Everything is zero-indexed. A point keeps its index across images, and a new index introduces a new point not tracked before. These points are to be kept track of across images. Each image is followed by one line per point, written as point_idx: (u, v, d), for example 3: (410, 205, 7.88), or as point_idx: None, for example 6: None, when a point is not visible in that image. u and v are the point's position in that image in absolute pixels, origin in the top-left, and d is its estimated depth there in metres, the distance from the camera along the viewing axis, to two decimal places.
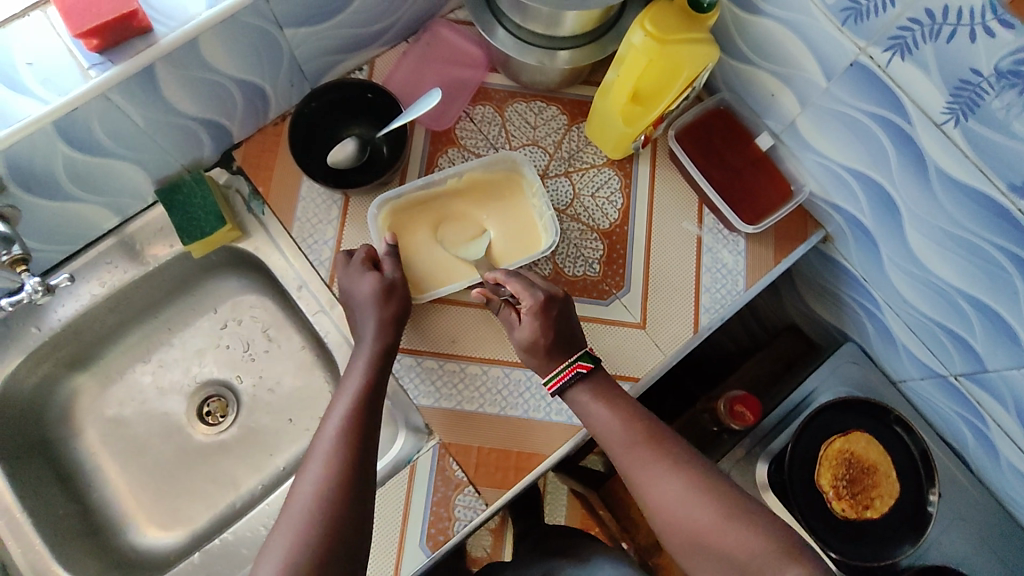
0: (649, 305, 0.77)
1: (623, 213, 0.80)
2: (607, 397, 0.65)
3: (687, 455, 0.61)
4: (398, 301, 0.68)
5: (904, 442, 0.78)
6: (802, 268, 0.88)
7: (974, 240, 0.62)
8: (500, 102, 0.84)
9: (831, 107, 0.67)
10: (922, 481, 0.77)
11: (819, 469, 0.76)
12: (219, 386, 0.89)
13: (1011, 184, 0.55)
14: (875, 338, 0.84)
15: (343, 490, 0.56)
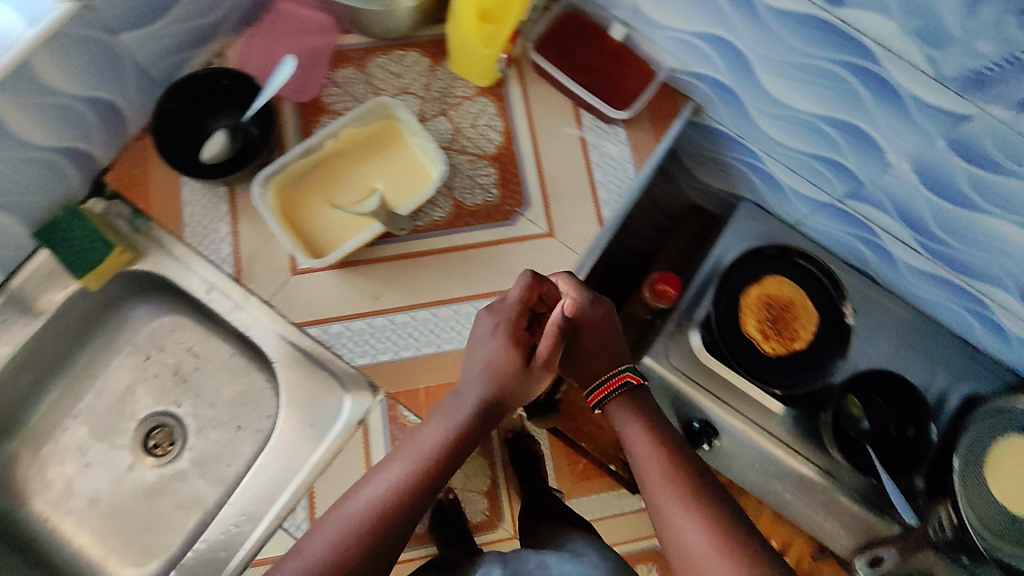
0: (552, 212, 0.79)
1: (505, 134, 0.81)
2: (648, 419, 0.66)
3: (728, 518, 0.58)
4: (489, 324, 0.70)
5: (810, 274, 0.85)
6: (685, 146, 0.93)
7: (817, 62, 0.67)
8: (360, 61, 0.84)
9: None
10: (835, 298, 0.83)
11: (744, 317, 0.82)
12: (160, 416, 0.85)
13: None
14: (765, 190, 0.91)
15: (402, 500, 0.59)
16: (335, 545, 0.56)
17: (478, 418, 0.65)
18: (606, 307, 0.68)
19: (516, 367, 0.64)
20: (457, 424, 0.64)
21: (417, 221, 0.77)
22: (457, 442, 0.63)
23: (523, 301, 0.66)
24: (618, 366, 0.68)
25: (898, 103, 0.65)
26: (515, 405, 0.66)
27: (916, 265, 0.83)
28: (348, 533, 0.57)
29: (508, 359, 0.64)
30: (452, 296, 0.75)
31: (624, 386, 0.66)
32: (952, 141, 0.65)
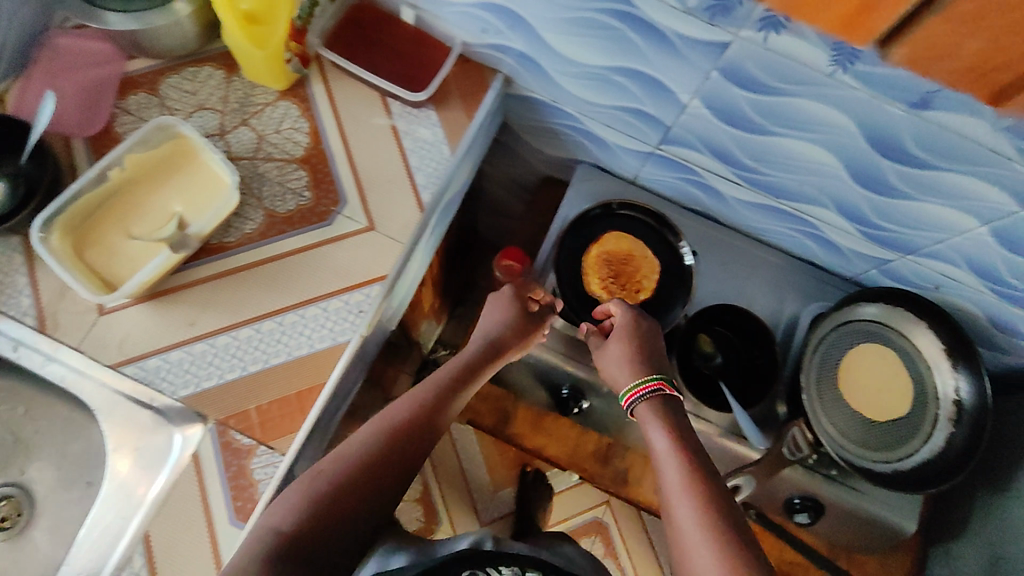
0: (370, 205, 0.76)
1: (312, 135, 0.78)
2: (669, 423, 0.60)
3: (726, 514, 0.51)
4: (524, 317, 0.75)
5: (646, 224, 0.86)
6: (513, 119, 0.91)
7: (583, 13, 0.66)
8: (151, 84, 0.78)
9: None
10: (671, 239, 0.85)
11: (585, 276, 0.84)
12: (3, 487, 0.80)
13: None
14: (597, 151, 0.90)
15: (365, 474, 0.54)
16: (375, 447, 0.56)
17: (469, 359, 0.68)
18: (648, 325, 0.71)
19: (515, 320, 0.73)
20: (468, 367, 0.67)
21: (227, 237, 0.74)
22: (462, 384, 0.65)
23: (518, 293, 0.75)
24: (648, 375, 0.65)
25: (667, 44, 0.64)
26: (496, 356, 0.70)
27: (744, 198, 0.84)
28: (386, 438, 0.57)
29: (508, 318, 0.73)
30: (275, 309, 0.73)
31: (658, 390, 0.63)
32: (722, 69, 0.64)
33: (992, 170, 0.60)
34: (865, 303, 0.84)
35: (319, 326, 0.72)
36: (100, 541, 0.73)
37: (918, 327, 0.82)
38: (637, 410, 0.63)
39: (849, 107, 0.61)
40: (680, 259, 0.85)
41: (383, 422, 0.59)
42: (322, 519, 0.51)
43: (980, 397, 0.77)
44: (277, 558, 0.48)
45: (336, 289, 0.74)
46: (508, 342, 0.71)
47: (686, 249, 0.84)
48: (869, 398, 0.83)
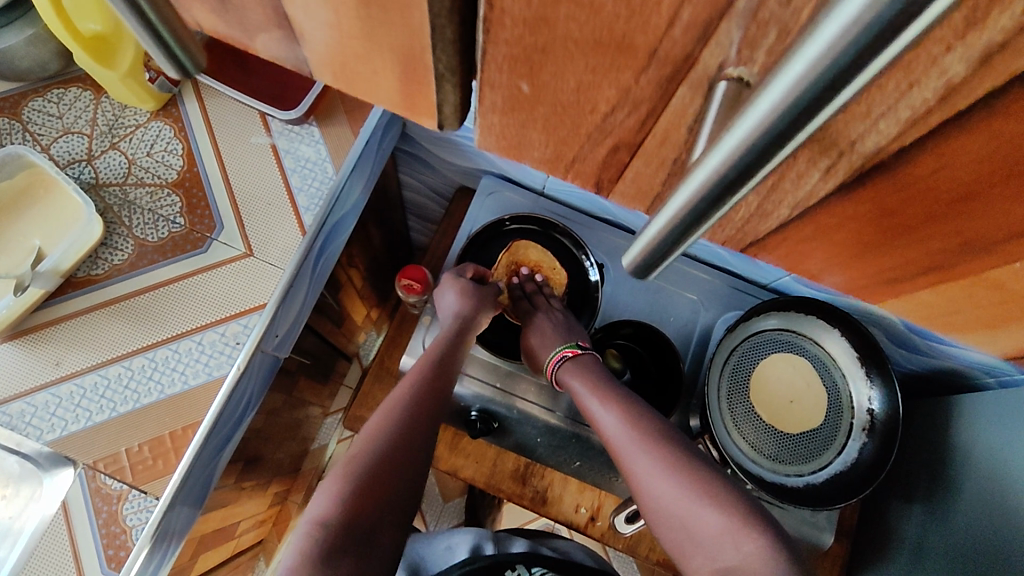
0: (247, 231, 0.72)
1: (187, 157, 0.74)
2: (602, 391, 0.67)
3: (686, 450, 0.60)
4: (471, 294, 0.77)
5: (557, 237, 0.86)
6: (414, 129, 0.87)
7: None
8: (13, 108, 0.74)
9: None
10: (575, 253, 0.86)
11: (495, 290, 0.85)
12: None
13: None
14: (501, 163, 0.87)
15: (382, 462, 0.55)
16: (391, 433, 0.58)
17: (444, 341, 0.72)
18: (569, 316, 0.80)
19: (466, 297, 0.76)
20: (442, 349, 0.70)
21: (95, 269, 0.70)
22: (444, 366, 0.69)
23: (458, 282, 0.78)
24: (558, 345, 0.74)
25: None
26: (467, 336, 0.74)
27: None
28: (392, 425, 0.59)
29: (458, 297, 0.76)
30: (146, 344, 0.68)
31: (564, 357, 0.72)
32: None
33: None
34: (771, 314, 0.82)
35: (193, 362, 0.68)
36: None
37: (825, 331, 0.81)
38: (570, 380, 0.70)
39: None
40: (585, 274, 0.86)
41: (390, 406, 0.62)
42: (361, 507, 0.52)
43: (891, 404, 0.76)
44: (326, 549, 0.49)
45: (210, 321, 0.69)
46: (474, 322, 0.75)
47: (588, 262, 0.85)
48: (781, 410, 0.80)
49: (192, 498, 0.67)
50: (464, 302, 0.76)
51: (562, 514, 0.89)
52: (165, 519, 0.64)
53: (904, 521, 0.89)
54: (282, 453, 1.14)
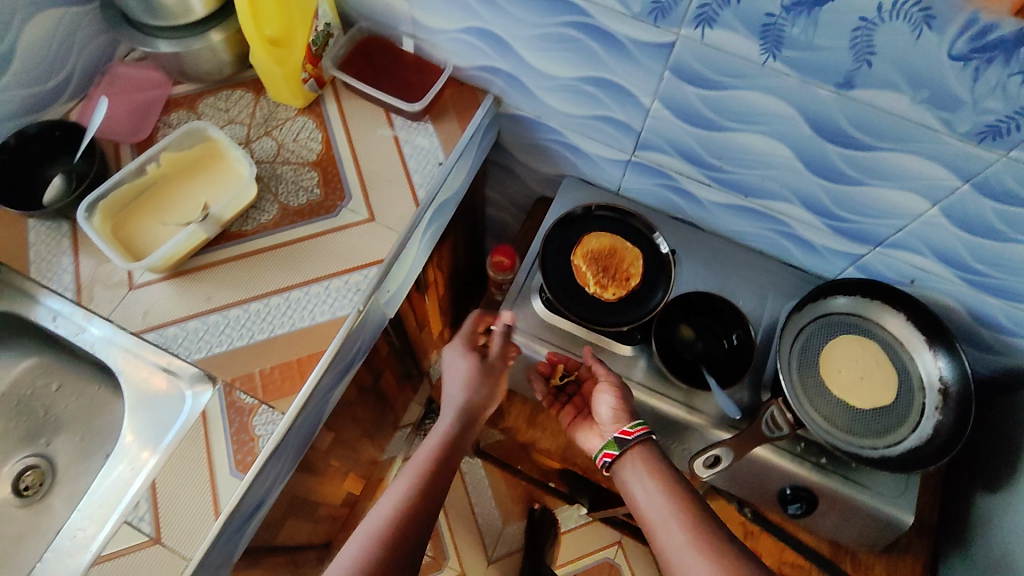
0: (371, 200, 0.84)
1: (325, 143, 0.88)
2: (662, 479, 0.69)
3: (702, 515, 0.64)
4: (489, 377, 0.80)
5: (628, 224, 0.91)
6: (506, 138, 1.00)
7: (580, 49, 0.77)
8: (191, 103, 0.91)
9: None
10: (647, 233, 0.90)
11: (580, 281, 0.87)
12: (34, 458, 0.84)
13: (568, 23, 0.74)
14: (581, 165, 0.98)
15: (383, 554, 0.58)
16: (386, 528, 0.60)
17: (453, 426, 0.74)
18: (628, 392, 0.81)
19: (479, 374, 0.79)
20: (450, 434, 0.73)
21: (245, 225, 0.82)
22: (452, 447, 0.72)
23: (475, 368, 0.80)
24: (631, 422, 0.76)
25: (621, 49, 0.74)
26: (468, 423, 0.75)
27: (718, 200, 0.90)
28: (391, 519, 0.61)
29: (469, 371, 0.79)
30: (283, 288, 0.79)
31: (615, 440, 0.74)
32: (670, 65, 0.73)
33: (926, 146, 0.66)
34: (838, 295, 0.86)
35: (321, 303, 0.79)
36: (97, 505, 0.72)
37: (888, 316, 0.85)
38: (622, 472, 0.72)
39: (788, 95, 0.69)
40: (657, 249, 0.90)
41: (391, 500, 0.63)
42: None
43: (962, 378, 0.78)
44: None
45: (337, 271, 0.80)
46: (481, 404, 0.78)
47: (659, 237, 0.89)
48: (854, 387, 0.82)
49: (304, 427, 0.75)
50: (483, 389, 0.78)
51: None
52: (286, 436, 0.72)
53: (966, 514, 0.87)
54: (360, 447, 1.20)
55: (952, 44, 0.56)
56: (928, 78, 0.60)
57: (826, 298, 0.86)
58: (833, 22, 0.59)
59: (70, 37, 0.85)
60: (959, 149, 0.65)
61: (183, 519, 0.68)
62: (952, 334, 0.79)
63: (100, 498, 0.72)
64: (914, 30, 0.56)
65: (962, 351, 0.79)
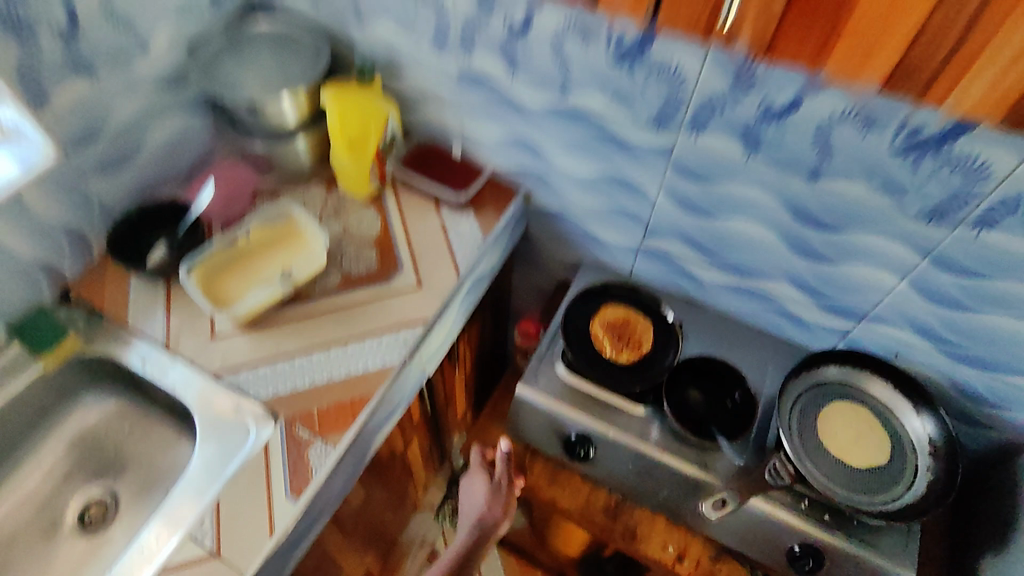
0: (420, 272, 0.98)
1: (383, 227, 1.04)
2: None
3: None
4: (504, 497, 0.91)
5: (639, 299, 1.03)
6: (533, 230, 1.17)
7: (597, 150, 0.95)
8: (274, 194, 1.09)
9: (475, 105, 1.01)
10: (654, 305, 1.03)
11: (598, 346, 0.99)
12: (102, 493, 0.94)
13: (590, 131, 0.93)
14: (598, 252, 1.13)
15: None
16: None
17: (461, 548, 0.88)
18: None
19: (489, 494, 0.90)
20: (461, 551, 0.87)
21: (313, 289, 0.96)
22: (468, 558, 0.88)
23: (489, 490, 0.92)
24: None
25: (632, 152, 0.92)
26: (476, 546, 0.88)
27: (719, 281, 1.03)
28: None
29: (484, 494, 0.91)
30: (341, 341, 0.91)
31: None
32: (672, 164, 0.90)
33: (886, 226, 0.80)
34: (829, 364, 0.95)
35: (372, 354, 0.90)
36: (159, 528, 0.78)
37: (877, 384, 0.93)
38: None
39: (769, 187, 0.85)
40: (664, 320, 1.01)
41: None
42: None
43: (946, 434, 0.87)
44: None
45: (388, 328, 0.92)
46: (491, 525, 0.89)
47: (668, 312, 1.01)
48: (850, 447, 0.89)
49: (349, 463, 0.83)
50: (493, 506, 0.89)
51: (648, 551, 0.96)
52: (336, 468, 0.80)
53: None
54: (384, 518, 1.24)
55: (890, 142, 0.73)
56: (876, 169, 0.76)
57: (820, 365, 0.95)
58: (797, 126, 0.77)
59: (185, 139, 1.06)
60: (913, 229, 0.78)
61: (241, 537, 0.75)
62: (927, 390, 0.89)
63: (164, 518, 0.79)
64: (859, 131, 0.73)
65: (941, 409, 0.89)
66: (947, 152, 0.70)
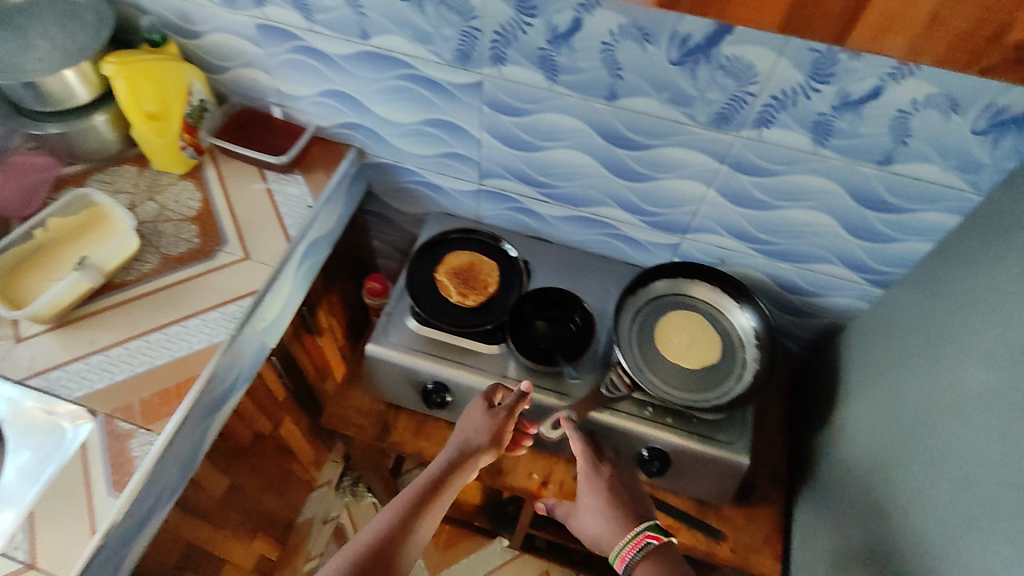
0: (245, 243, 0.94)
1: (203, 201, 0.98)
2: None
3: None
4: (501, 423, 0.87)
5: (475, 240, 1.04)
6: (375, 186, 1.14)
7: (412, 95, 0.93)
8: (79, 180, 1.00)
9: (281, 60, 0.95)
10: (493, 243, 1.04)
11: (444, 293, 0.98)
12: None
13: (399, 75, 0.90)
14: (441, 200, 1.12)
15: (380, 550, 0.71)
16: (377, 546, 0.71)
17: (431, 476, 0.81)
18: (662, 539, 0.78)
19: (481, 414, 0.88)
20: (438, 471, 0.81)
21: (128, 275, 0.90)
22: (438, 485, 0.80)
23: (485, 407, 0.89)
24: (638, 528, 0.80)
25: (445, 93, 0.90)
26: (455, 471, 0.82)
27: (555, 213, 1.05)
28: (382, 535, 0.73)
29: (480, 418, 0.87)
30: (163, 324, 0.86)
31: (647, 544, 0.77)
32: (484, 100, 0.89)
33: (684, 137, 0.83)
34: (657, 280, 1.00)
35: (197, 333, 0.85)
36: None
37: (699, 287, 0.99)
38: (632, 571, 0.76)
39: (575, 111, 0.86)
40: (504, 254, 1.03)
41: (382, 528, 0.73)
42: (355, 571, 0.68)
43: (763, 320, 0.95)
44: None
45: (213, 304, 0.88)
46: (479, 446, 0.85)
47: (506, 246, 1.03)
48: (684, 351, 0.94)
49: (180, 448, 0.80)
50: (495, 422, 0.87)
51: (514, 481, 0.99)
52: (162, 454, 0.77)
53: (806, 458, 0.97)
54: (267, 501, 1.21)
55: (668, 53, 0.74)
56: (664, 82, 0.78)
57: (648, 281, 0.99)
58: (584, 47, 0.77)
59: None
60: (707, 136, 0.82)
61: (61, 541, 0.71)
62: (743, 286, 0.96)
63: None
64: (640, 45, 0.74)
65: (757, 300, 0.96)
66: (718, 57, 0.72)
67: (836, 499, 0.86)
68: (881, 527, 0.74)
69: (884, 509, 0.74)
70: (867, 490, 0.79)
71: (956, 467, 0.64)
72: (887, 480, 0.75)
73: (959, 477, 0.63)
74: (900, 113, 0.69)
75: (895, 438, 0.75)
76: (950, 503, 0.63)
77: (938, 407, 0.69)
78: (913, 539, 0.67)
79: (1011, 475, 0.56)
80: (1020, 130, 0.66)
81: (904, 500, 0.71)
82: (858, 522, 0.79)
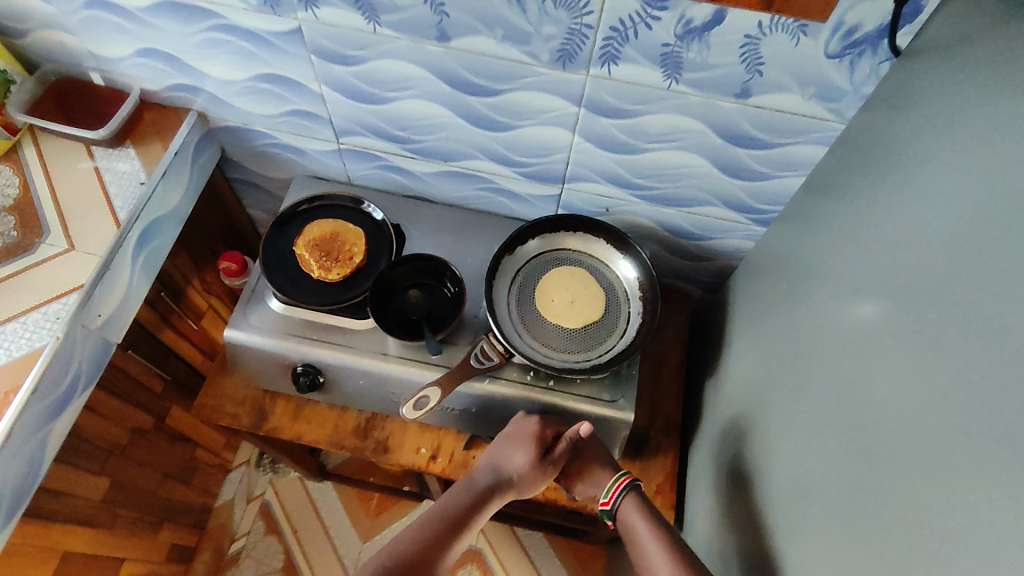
0: (71, 232, 0.85)
1: (22, 187, 0.88)
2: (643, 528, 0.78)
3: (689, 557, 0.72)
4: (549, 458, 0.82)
5: (337, 207, 0.96)
6: (233, 152, 1.03)
7: (234, 48, 0.82)
8: None
9: (79, 18, 0.82)
10: (357, 206, 0.96)
11: (306, 268, 0.90)
12: None
13: (211, 26, 0.79)
14: (306, 163, 1.02)
15: (438, 542, 0.73)
16: (439, 530, 0.74)
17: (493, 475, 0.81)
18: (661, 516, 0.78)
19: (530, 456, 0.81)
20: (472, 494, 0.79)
21: None
22: (472, 505, 0.78)
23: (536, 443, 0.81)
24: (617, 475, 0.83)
25: (268, 44, 0.79)
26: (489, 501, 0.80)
27: (424, 170, 0.96)
28: (455, 512, 0.77)
29: (528, 457, 0.81)
30: None
31: (632, 486, 0.80)
32: (310, 49, 0.78)
33: (533, 79, 0.74)
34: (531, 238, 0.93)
35: (18, 339, 0.77)
36: None
37: (576, 241, 0.93)
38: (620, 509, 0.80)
39: (410, 57, 0.76)
40: (370, 219, 0.96)
41: (439, 517, 0.76)
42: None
43: (645, 269, 0.90)
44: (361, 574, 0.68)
45: (35, 305, 0.79)
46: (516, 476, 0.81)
47: (369, 207, 0.96)
48: (565, 310, 0.88)
49: (8, 466, 0.73)
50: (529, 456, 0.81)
51: (402, 459, 0.95)
52: None
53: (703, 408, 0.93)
54: (167, 492, 1.17)
55: None
56: (494, 18, 0.68)
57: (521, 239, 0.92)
58: None
59: None
60: (556, 77, 0.73)
61: None
62: (621, 234, 0.91)
63: None
64: None
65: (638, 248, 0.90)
66: None
67: (724, 451, 0.84)
68: (761, 484, 0.72)
69: (761, 465, 0.72)
70: (750, 444, 0.77)
71: (822, 427, 0.60)
72: (771, 437, 0.71)
73: (831, 441, 0.58)
74: (747, 38, 0.63)
75: (778, 393, 0.71)
76: (816, 465, 0.60)
77: (814, 360, 0.65)
78: (784, 499, 0.65)
79: (867, 440, 0.53)
80: (874, 51, 0.61)
81: (778, 458, 0.68)
82: (742, 477, 0.77)
